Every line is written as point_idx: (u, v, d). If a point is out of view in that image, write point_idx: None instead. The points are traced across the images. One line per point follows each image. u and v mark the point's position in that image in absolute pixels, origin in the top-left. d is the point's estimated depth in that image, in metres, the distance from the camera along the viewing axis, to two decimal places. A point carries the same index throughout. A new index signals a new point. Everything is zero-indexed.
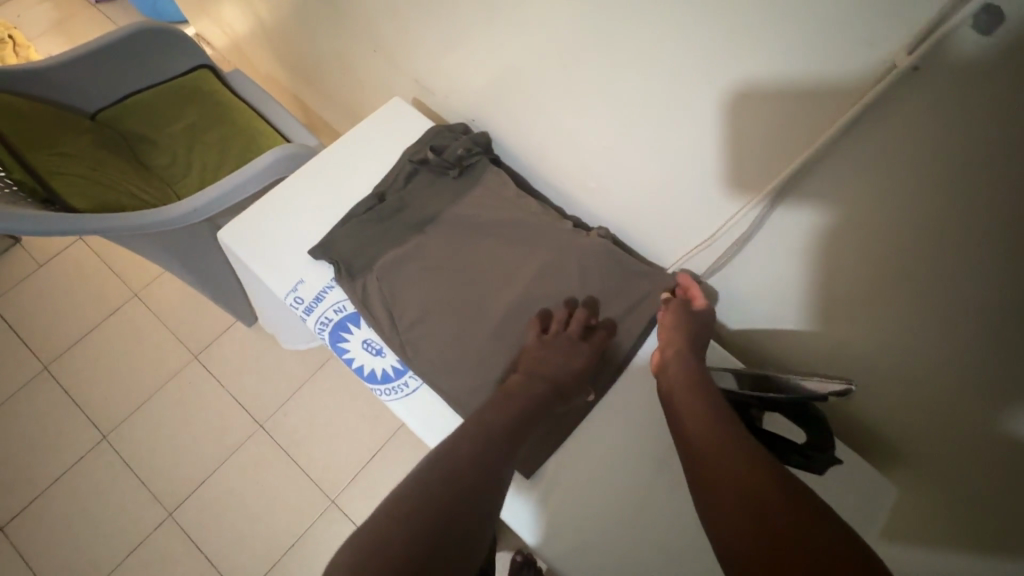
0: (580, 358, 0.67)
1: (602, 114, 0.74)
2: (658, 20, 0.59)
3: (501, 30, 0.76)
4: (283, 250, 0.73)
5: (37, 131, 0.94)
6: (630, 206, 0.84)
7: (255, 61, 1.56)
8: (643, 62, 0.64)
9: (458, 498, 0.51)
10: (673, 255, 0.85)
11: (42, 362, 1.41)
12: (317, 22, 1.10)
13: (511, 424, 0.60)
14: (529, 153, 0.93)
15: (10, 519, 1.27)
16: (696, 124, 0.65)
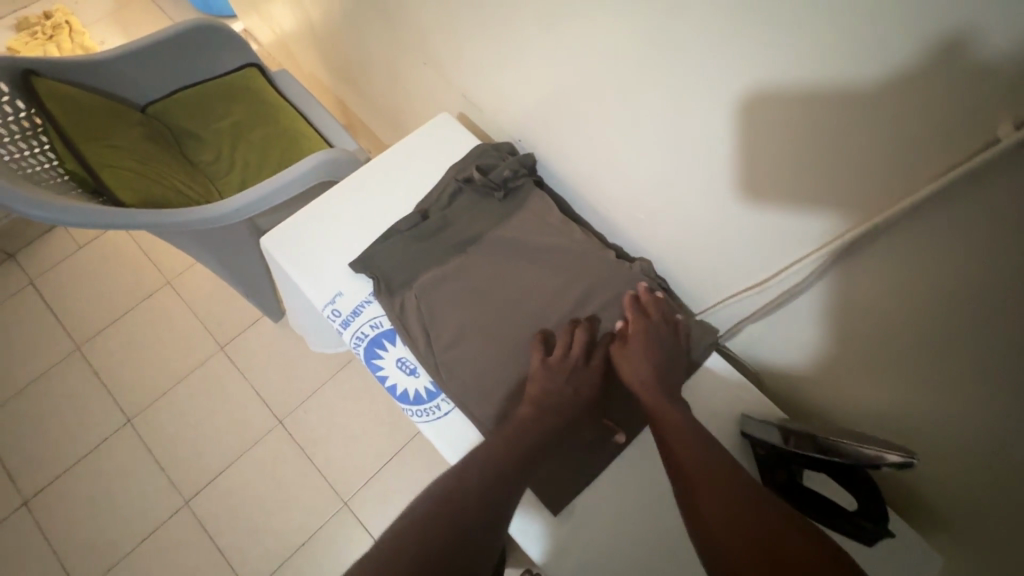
0: (590, 387, 0.66)
1: (654, 151, 0.73)
2: (725, 64, 0.57)
3: (557, 55, 0.75)
4: (324, 261, 0.74)
5: (92, 121, 0.97)
6: (674, 241, 0.82)
7: (299, 61, 1.59)
8: (705, 105, 0.62)
9: (467, 531, 0.54)
10: (716, 296, 0.82)
11: (75, 342, 1.45)
12: (368, 28, 1.11)
13: (526, 455, 0.61)
14: (574, 177, 0.92)
15: (34, 493, 1.30)
16: (754, 171, 0.63)
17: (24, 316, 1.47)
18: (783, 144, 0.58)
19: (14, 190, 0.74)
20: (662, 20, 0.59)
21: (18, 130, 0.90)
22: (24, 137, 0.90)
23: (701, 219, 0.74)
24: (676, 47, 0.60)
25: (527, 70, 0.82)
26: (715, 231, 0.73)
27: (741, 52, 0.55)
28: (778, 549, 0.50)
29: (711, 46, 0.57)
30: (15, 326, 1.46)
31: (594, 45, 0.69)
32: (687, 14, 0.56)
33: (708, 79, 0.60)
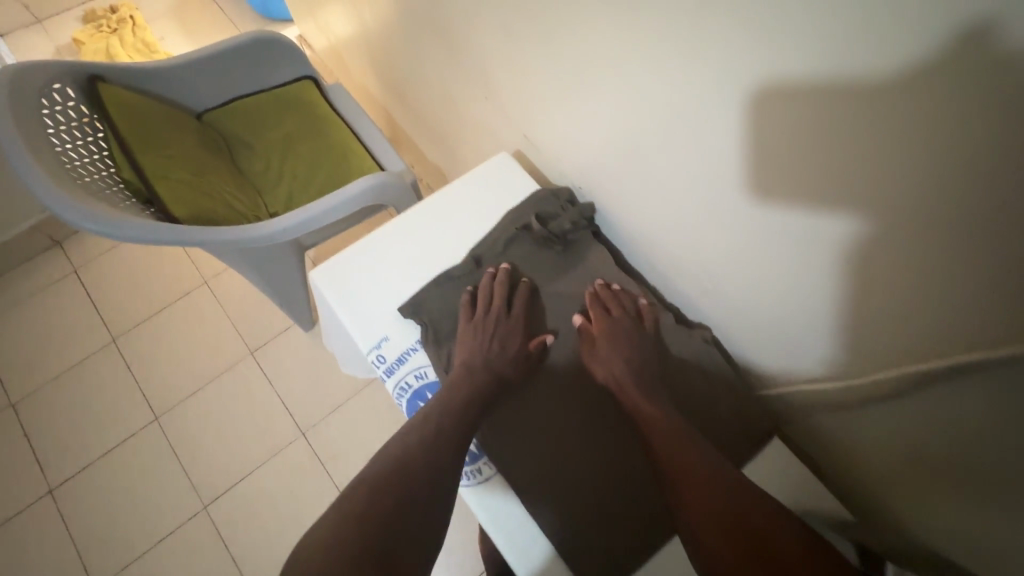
0: (515, 341, 0.72)
1: (721, 231, 0.67)
2: (809, 169, 0.51)
3: (612, 100, 0.69)
4: (374, 303, 0.75)
5: (150, 128, 0.97)
6: (736, 318, 0.76)
7: (351, 71, 1.58)
8: (782, 205, 0.56)
9: (414, 488, 0.60)
10: (790, 376, 0.73)
11: (111, 334, 1.47)
12: (422, 52, 1.09)
13: (470, 410, 0.67)
14: (636, 232, 0.85)
15: (60, 482, 1.31)
16: (836, 278, 0.56)
17: (66, 304, 1.50)
18: (871, 259, 0.51)
19: (70, 200, 0.75)
20: (740, 110, 0.53)
21: (81, 135, 0.91)
22: (84, 142, 0.91)
23: (771, 303, 0.68)
24: (754, 140, 0.54)
25: (586, 126, 0.77)
26: (782, 317, 0.68)
27: (832, 161, 0.48)
28: (739, 527, 0.55)
29: (796, 147, 0.51)
30: (57, 314, 1.49)
31: (660, 119, 0.63)
32: (771, 109, 0.50)
33: (788, 179, 0.54)
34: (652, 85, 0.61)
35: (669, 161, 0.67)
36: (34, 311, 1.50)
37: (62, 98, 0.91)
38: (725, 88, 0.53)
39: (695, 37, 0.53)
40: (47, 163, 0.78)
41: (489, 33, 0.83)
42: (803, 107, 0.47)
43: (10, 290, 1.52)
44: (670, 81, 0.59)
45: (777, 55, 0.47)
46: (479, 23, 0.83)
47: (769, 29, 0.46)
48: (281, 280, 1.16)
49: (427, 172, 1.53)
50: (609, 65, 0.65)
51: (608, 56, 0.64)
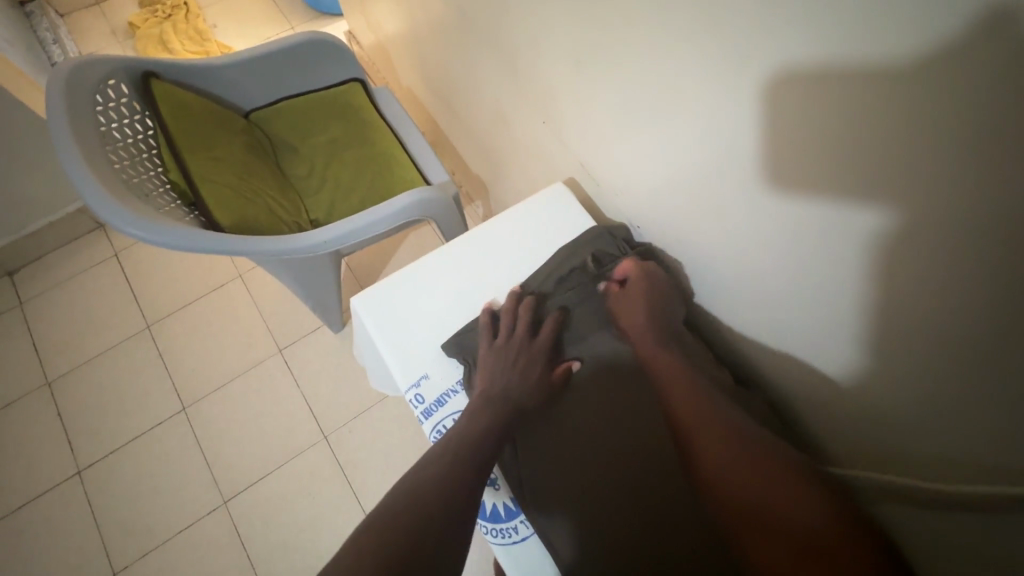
0: (538, 366, 0.70)
1: (794, 299, 0.62)
2: (909, 257, 0.45)
3: (680, 141, 0.63)
4: (417, 338, 0.76)
5: (199, 129, 0.96)
6: (801, 384, 0.70)
7: (398, 72, 1.55)
8: (871, 288, 0.51)
9: (434, 521, 0.54)
10: (865, 458, 0.65)
11: (146, 321, 1.49)
12: (473, 63, 1.05)
13: (493, 433, 0.64)
14: (700, 280, 0.78)
15: (89, 464, 1.34)
16: (920, 370, 0.50)
17: (106, 287, 1.53)
18: (967, 366, 0.45)
19: (114, 204, 0.74)
20: (832, 183, 0.48)
21: (131, 132, 0.91)
22: (134, 140, 0.91)
23: (842, 379, 0.62)
24: (846, 216, 0.49)
25: (651, 166, 0.71)
26: (852, 394, 0.62)
27: (939, 255, 0.42)
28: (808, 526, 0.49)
29: (897, 233, 0.45)
30: (96, 296, 1.52)
31: (737, 176, 0.58)
32: (870, 189, 0.45)
33: (880, 263, 0.48)
34: (733, 140, 0.56)
35: (744, 218, 0.61)
36: (75, 292, 1.53)
37: (116, 94, 0.91)
38: (819, 158, 0.48)
39: (789, 98, 0.47)
40: (96, 163, 0.78)
41: (550, 55, 0.78)
42: (912, 193, 0.42)
43: (55, 269, 1.56)
44: (755, 139, 0.53)
45: (887, 133, 0.41)
46: (538, 43, 0.79)
47: (882, 105, 0.40)
48: (314, 283, 1.14)
49: (467, 180, 1.50)
50: (687, 112, 0.60)
51: (686, 102, 0.59)
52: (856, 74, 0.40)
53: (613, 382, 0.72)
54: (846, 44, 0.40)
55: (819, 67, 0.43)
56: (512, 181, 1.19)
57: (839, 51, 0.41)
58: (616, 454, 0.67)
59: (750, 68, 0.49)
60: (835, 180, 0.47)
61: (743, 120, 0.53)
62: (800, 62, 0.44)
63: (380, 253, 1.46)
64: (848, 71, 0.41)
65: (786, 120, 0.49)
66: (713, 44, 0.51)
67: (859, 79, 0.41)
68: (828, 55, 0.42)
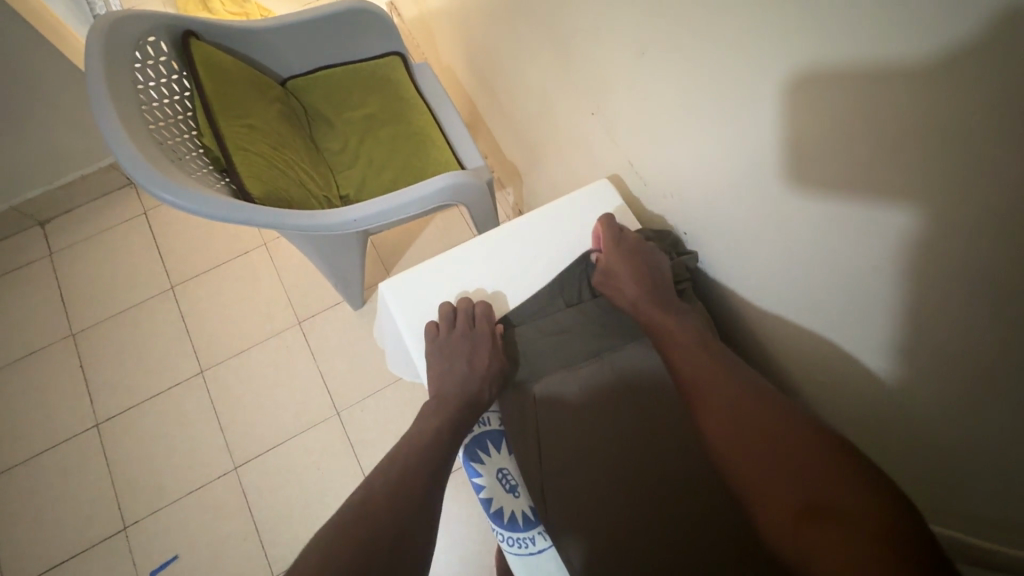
0: (485, 353, 0.69)
1: (848, 334, 0.57)
2: (997, 318, 0.40)
3: (737, 146, 0.59)
4: None
5: (235, 95, 0.94)
6: (849, 422, 0.65)
7: (439, 48, 1.51)
8: (940, 340, 0.46)
9: (383, 513, 0.55)
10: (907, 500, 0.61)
11: (170, 282, 1.49)
12: (519, 44, 1.00)
13: (448, 438, 0.65)
14: (743, 297, 0.74)
15: (106, 418, 1.36)
16: (988, 419, 0.45)
17: (133, 245, 1.54)
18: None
19: (147, 167, 0.73)
20: (913, 222, 0.42)
21: (168, 92, 0.89)
22: (171, 100, 0.89)
23: (897, 423, 0.57)
24: (920, 259, 0.43)
25: (701, 170, 0.67)
26: (906, 441, 0.56)
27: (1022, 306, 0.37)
28: (815, 488, 0.47)
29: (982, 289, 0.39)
30: (123, 253, 1.53)
31: (794, 192, 0.54)
32: (955, 235, 0.39)
33: (954, 314, 0.43)
34: (800, 160, 0.51)
35: (802, 242, 0.56)
36: (103, 247, 1.54)
37: (155, 52, 0.89)
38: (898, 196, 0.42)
39: (872, 122, 0.42)
40: (131, 122, 0.76)
41: (602, 42, 0.73)
42: (1000, 242, 0.37)
43: (85, 223, 1.57)
44: (827, 163, 0.48)
45: (981, 173, 0.36)
46: (590, 29, 0.74)
47: (983, 144, 0.35)
48: (339, 260, 1.13)
49: (501, 165, 1.46)
50: (751, 122, 0.55)
51: (750, 112, 0.54)
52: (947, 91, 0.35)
53: (622, 387, 0.69)
54: (948, 70, 0.35)
55: (914, 91, 0.37)
56: (550, 170, 1.15)
57: (940, 78, 0.35)
58: (608, 456, 0.65)
59: (828, 84, 0.44)
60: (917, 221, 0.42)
61: (814, 140, 0.48)
62: (890, 85, 0.39)
63: (406, 233, 1.44)
64: (948, 102, 0.36)
65: (864, 144, 0.43)
66: (789, 52, 0.46)
67: (960, 113, 0.35)
68: (925, 78, 0.36)
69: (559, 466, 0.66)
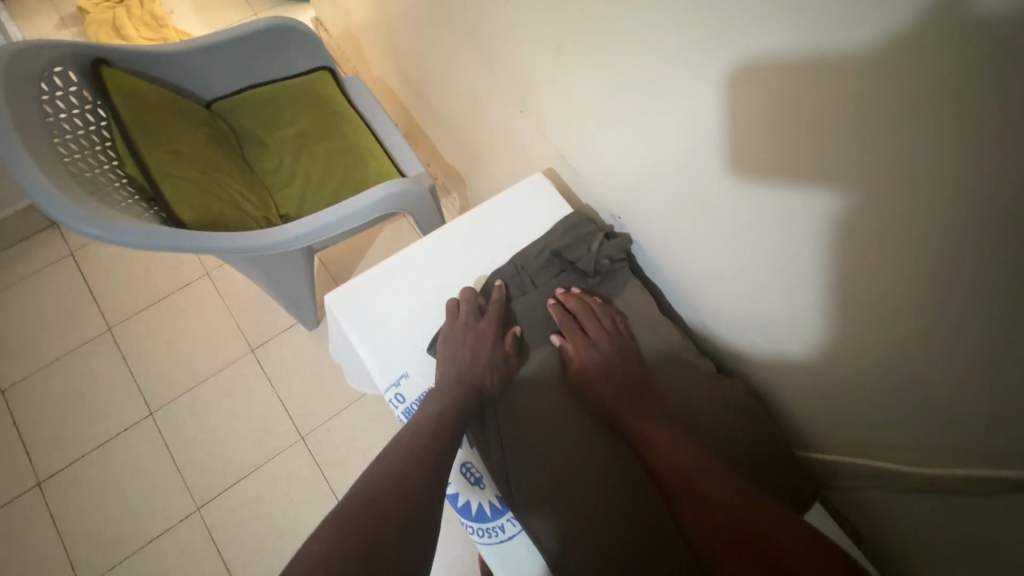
0: (489, 337, 0.71)
1: (780, 296, 0.61)
2: (902, 245, 0.44)
3: (658, 126, 0.62)
4: (395, 334, 0.74)
5: (155, 121, 0.91)
6: (778, 377, 0.71)
7: (368, 60, 1.51)
8: (847, 278, 0.51)
9: (391, 503, 0.54)
10: (832, 439, 0.68)
11: (107, 323, 1.42)
12: (447, 50, 1.01)
13: (453, 420, 0.64)
14: (677, 275, 0.78)
15: (49, 475, 1.27)
16: (893, 344, 0.51)
17: (62, 289, 1.45)
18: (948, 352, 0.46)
19: (66, 202, 0.69)
20: (821, 171, 0.47)
21: (82, 123, 0.85)
22: (86, 131, 0.86)
23: (825, 370, 0.62)
24: (832, 205, 0.48)
25: (629, 156, 0.71)
26: (831, 383, 0.62)
27: (902, 229, 0.43)
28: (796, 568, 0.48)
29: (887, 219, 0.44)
30: (52, 298, 1.44)
31: (709, 165, 0.59)
32: (848, 177, 0.45)
33: (865, 248, 0.48)
34: (713, 130, 0.55)
35: (723, 213, 0.61)
36: (28, 295, 1.44)
37: (64, 82, 0.85)
38: (809, 146, 0.47)
39: (776, 83, 0.46)
40: (43, 157, 0.73)
41: (525, 41, 0.76)
42: (875, 173, 0.43)
43: (4, 271, 1.46)
44: (742, 129, 0.52)
45: (857, 119, 0.42)
46: (513, 30, 0.77)
47: (875, 86, 0.39)
48: (285, 279, 1.11)
49: (444, 172, 1.47)
50: (668, 101, 0.59)
51: (667, 92, 0.58)
52: (819, 48, 0.41)
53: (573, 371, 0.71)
54: (835, 24, 0.39)
55: (808, 51, 0.42)
56: (490, 172, 1.17)
57: (829, 34, 0.40)
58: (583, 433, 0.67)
59: (731, 53, 0.48)
60: (829, 167, 0.46)
61: (728, 108, 0.52)
62: (781, 50, 0.44)
63: (354, 248, 1.43)
64: (837, 54, 0.40)
65: (770, 105, 0.48)
66: (696, 27, 0.50)
67: (851, 62, 0.40)
68: (816, 35, 0.40)
69: (526, 455, 0.66)
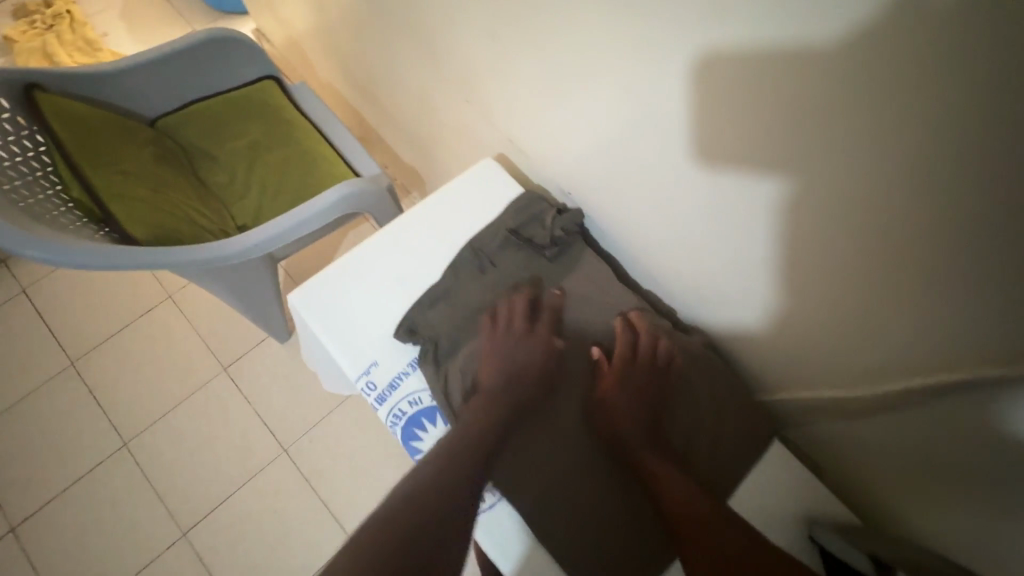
0: (531, 348, 0.72)
1: (722, 249, 0.65)
2: (821, 178, 0.49)
3: (596, 100, 0.65)
4: (360, 326, 0.75)
5: (98, 141, 0.89)
6: (725, 330, 0.76)
7: (315, 67, 1.50)
8: (780, 219, 0.56)
9: (416, 515, 0.57)
10: (783, 379, 0.72)
11: (70, 357, 1.38)
12: (391, 49, 1.02)
13: (480, 430, 0.66)
14: (629, 244, 0.82)
15: (22, 519, 1.23)
16: (827, 275, 0.55)
17: (17, 328, 1.40)
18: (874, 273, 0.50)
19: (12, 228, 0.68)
20: (744, 121, 0.51)
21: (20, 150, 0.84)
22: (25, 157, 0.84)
23: (771, 313, 0.66)
24: (749, 150, 0.52)
25: (573, 132, 0.74)
26: (779, 326, 0.67)
27: (818, 165, 0.48)
28: None
29: (802, 152, 0.48)
30: (7, 338, 1.39)
31: (646, 130, 0.62)
32: (767, 123, 0.49)
33: (790, 189, 0.52)
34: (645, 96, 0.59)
35: (660, 176, 0.65)
36: None
37: None
38: (727, 96, 0.51)
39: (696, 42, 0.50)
40: None
41: (466, 31, 0.78)
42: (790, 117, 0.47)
43: None
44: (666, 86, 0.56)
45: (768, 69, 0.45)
46: (453, 21, 0.79)
47: (773, 28, 0.43)
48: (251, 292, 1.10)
49: (402, 173, 1.47)
50: (602, 73, 0.62)
51: (600, 64, 0.61)
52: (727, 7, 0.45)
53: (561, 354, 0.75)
54: None
55: (715, 6, 0.45)
56: (446, 166, 1.18)
57: None
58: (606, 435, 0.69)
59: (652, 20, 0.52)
60: (746, 112, 0.50)
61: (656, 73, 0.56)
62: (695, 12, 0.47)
63: (319, 256, 1.42)
64: (741, 7, 0.43)
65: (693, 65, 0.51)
66: None
67: (756, 17, 0.43)
68: None
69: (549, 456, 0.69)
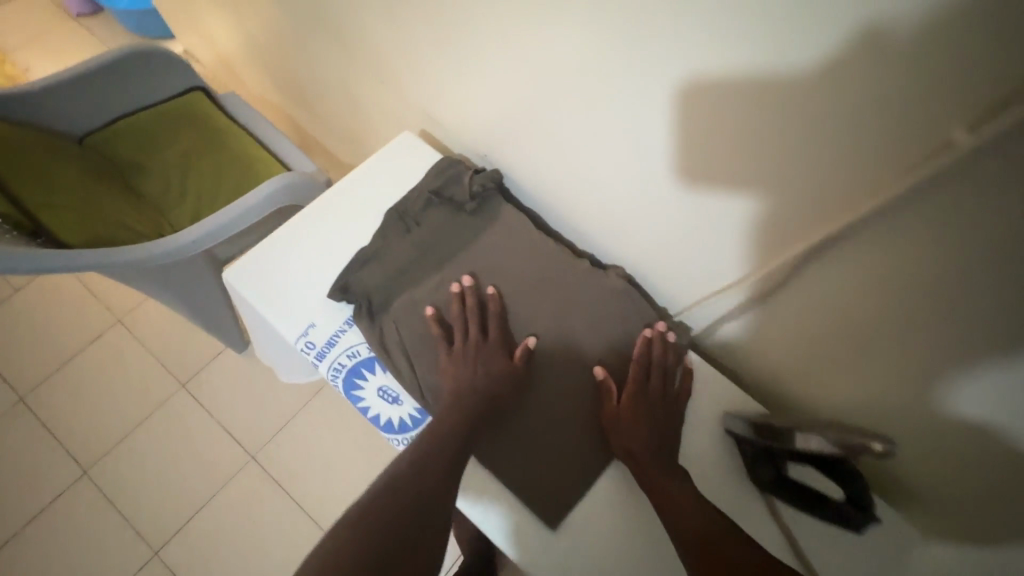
0: (497, 355, 0.74)
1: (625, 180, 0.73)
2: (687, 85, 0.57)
3: (500, 57, 0.72)
4: (297, 292, 0.79)
5: (25, 156, 0.90)
6: (639, 260, 0.84)
7: (247, 81, 1.52)
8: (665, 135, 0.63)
9: (396, 520, 0.59)
10: (690, 295, 0.81)
11: (19, 393, 1.34)
12: (315, 49, 1.07)
13: (457, 431, 0.68)
14: (545, 194, 0.89)
15: None
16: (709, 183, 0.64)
17: None
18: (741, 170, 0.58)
19: None
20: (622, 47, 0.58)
21: None
22: None
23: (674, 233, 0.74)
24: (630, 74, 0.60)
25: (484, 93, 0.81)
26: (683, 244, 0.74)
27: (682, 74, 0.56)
28: None
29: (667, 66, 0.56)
30: None
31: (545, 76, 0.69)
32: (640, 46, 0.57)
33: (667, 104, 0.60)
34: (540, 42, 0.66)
35: (560, 119, 0.73)
36: None
37: None
38: (603, 26, 0.58)
39: None
40: None
41: (379, 15, 0.84)
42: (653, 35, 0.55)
43: None
44: (555, 28, 0.63)
45: None
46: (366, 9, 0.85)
47: None
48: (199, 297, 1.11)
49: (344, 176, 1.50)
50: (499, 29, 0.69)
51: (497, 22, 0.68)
52: None
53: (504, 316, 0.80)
54: None
55: None
56: None
57: None
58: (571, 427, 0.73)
59: None
60: (615, 38, 0.58)
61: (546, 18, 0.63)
62: None
63: None
64: None
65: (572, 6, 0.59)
66: None
67: None
68: None
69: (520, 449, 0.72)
